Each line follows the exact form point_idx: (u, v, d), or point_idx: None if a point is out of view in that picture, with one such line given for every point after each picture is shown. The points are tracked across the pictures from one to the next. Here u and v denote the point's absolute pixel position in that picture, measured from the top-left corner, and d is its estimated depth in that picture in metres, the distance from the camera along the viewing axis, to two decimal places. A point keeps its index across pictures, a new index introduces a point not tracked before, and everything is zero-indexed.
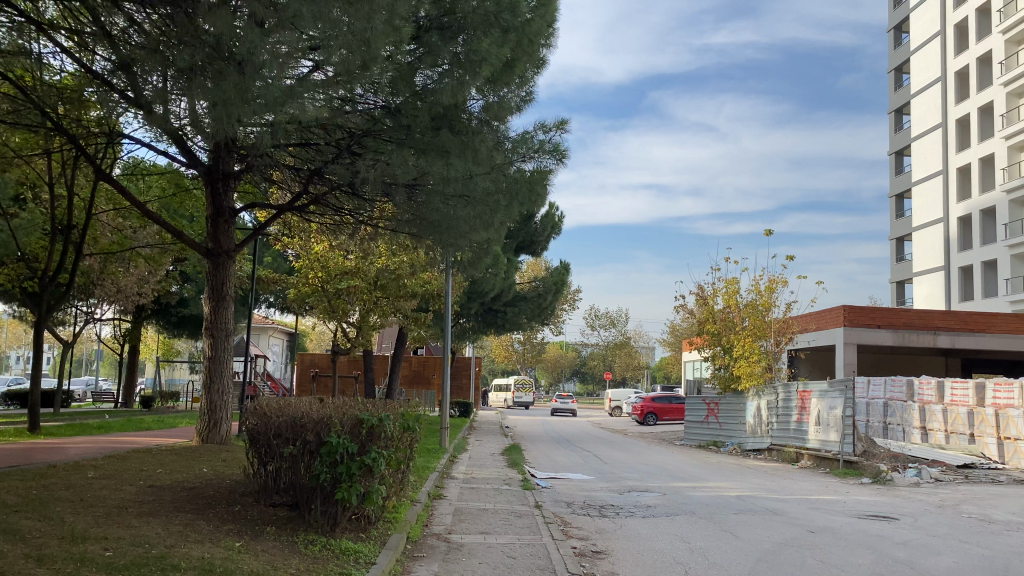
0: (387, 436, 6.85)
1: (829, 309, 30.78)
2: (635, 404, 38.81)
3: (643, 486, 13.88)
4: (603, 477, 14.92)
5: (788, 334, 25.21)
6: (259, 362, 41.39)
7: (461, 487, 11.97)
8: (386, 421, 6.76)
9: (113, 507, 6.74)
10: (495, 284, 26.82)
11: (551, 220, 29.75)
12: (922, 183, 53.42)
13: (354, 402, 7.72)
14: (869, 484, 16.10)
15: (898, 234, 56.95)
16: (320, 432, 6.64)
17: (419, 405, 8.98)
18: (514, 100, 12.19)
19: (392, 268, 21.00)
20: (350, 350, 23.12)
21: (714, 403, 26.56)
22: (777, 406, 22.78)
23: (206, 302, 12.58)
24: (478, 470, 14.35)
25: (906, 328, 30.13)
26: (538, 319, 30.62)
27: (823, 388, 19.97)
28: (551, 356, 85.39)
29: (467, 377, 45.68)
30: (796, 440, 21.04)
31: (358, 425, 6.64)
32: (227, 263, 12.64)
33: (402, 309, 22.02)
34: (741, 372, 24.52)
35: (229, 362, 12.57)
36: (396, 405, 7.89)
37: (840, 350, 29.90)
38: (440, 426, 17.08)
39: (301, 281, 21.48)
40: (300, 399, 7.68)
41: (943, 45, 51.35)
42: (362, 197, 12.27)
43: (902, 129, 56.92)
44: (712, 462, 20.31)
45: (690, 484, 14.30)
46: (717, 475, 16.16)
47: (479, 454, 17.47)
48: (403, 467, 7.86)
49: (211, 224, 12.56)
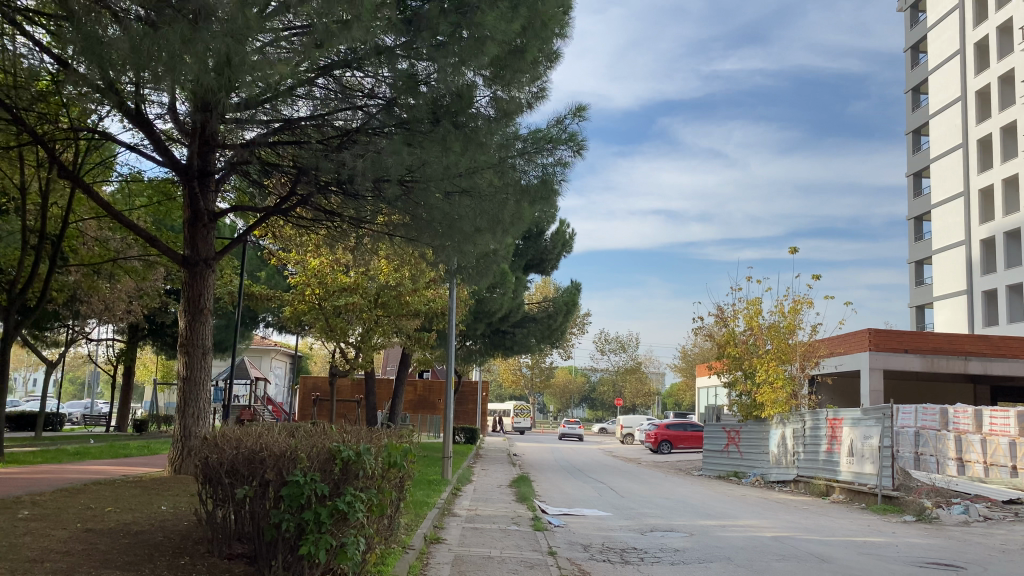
0: (368, 474, 5.52)
1: (854, 333, 29.31)
2: (649, 431, 37.33)
3: (667, 525, 12.50)
4: (622, 514, 13.52)
5: (815, 358, 23.67)
6: (259, 385, 40.18)
7: (463, 527, 10.59)
8: (366, 455, 5.44)
9: (25, 562, 5.43)
10: (504, 304, 25.53)
11: (563, 237, 28.50)
12: (943, 206, 52.00)
13: (330, 433, 6.36)
14: (914, 522, 14.67)
15: (918, 257, 55.47)
16: (282, 470, 5.32)
17: (410, 435, 7.59)
18: (524, 95, 10.78)
19: (393, 283, 19.73)
20: (348, 372, 21.84)
21: (735, 431, 25.13)
22: (804, 435, 21.33)
23: (182, 316, 11.28)
24: (484, 507, 12.96)
25: (935, 352, 28.63)
26: (548, 341, 29.39)
27: (856, 416, 18.56)
28: (560, 381, 83.83)
29: (474, 402, 44.32)
30: (827, 472, 19.56)
31: (331, 461, 5.33)
32: (205, 273, 11.36)
33: (405, 329, 20.73)
34: (764, 398, 23.03)
35: (206, 383, 11.24)
36: (381, 436, 6.50)
37: (866, 375, 28.41)
38: (442, 456, 15.70)
39: (297, 298, 20.36)
40: (265, 429, 6.34)
41: (963, 64, 50.11)
42: (354, 198, 10.94)
43: (921, 150, 55.60)
44: (736, 496, 18.85)
45: (719, 522, 12.91)
46: (746, 511, 14.74)
47: (486, 486, 16.06)
48: (389, 510, 6.47)
49: (188, 229, 11.30)
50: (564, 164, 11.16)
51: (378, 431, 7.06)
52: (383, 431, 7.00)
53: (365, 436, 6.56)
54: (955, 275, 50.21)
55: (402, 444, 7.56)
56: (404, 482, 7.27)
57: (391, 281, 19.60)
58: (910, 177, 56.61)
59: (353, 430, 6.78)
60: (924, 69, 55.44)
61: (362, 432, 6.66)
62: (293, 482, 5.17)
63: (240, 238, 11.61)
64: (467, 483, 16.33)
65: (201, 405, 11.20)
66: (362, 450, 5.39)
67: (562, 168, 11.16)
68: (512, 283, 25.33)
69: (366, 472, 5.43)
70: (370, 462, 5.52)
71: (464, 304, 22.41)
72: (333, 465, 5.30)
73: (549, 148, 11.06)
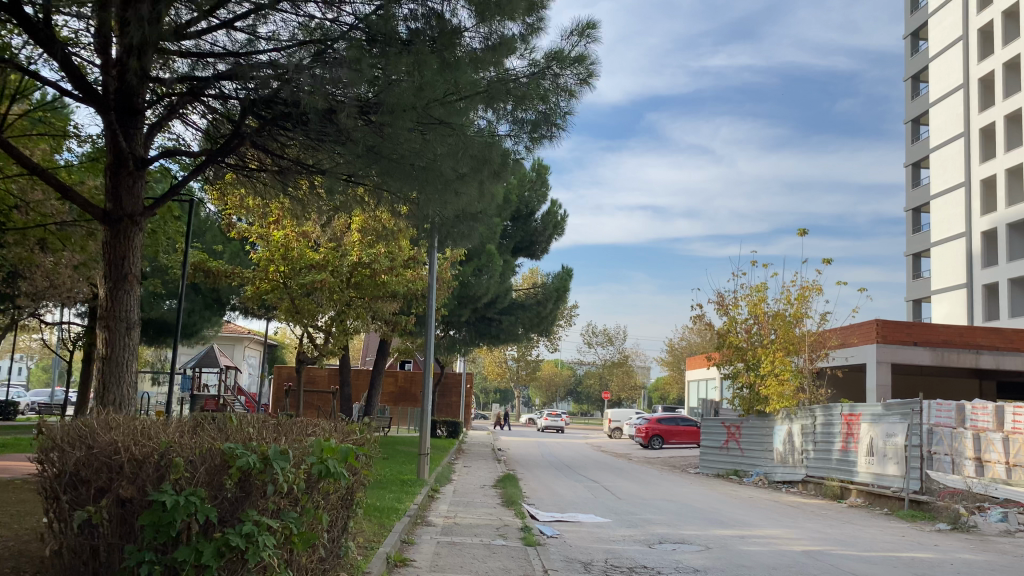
0: (279, 495, 4.26)
1: (860, 324, 27.67)
2: (640, 426, 35.60)
3: (677, 535, 10.74)
4: (623, 522, 11.73)
5: (824, 350, 21.68)
6: (231, 373, 38.24)
7: (438, 542, 8.72)
8: (280, 465, 4.12)
9: None
10: (490, 288, 23.53)
11: (553, 220, 26.61)
12: (942, 197, 50.57)
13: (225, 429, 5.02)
14: (950, 532, 12.93)
15: (914, 250, 54.07)
16: (145, 486, 4.12)
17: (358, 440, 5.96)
18: (520, 24, 8.73)
19: (367, 260, 17.91)
20: (316, 359, 19.99)
21: (736, 427, 23.44)
22: (814, 432, 19.65)
23: (101, 281, 9.38)
24: (464, 513, 11.13)
25: (945, 345, 26.99)
26: (536, 331, 27.56)
27: (876, 411, 16.87)
28: (546, 375, 82.09)
29: (457, 394, 42.42)
30: (841, 473, 17.90)
31: (226, 473, 4.09)
32: (130, 231, 9.44)
33: (381, 313, 18.90)
34: (770, 391, 21.37)
35: (130, 361, 9.35)
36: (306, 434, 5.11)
37: (873, 369, 26.77)
38: (418, 453, 13.89)
39: (260, 276, 18.38)
40: (138, 425, 5.03)
41: (966, 50, 48.54)
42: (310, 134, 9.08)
43: (919, 140, 54.08)
44: (742, 498, 17.13)
45: (737, 533, 11.16)
46: (762, 518, 13.00)
47: (468, 487, 14.26)
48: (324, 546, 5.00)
49: (110, 176, 9.41)
50: (569, 98, 9.21)
51: (321, 430, 5.62)
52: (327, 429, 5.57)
53: (299, 433, 5.15)
54: (954, 268, 48.80)
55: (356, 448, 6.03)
56: (349, 492, 5.67)
57: (364, 257, 17.83)
58: (909, 167, 55.09)
59: (282, 428, 5.37)
60: (924, 57, 53.83)
61: (293, 429, 5.28)
62: (158, 503, 3.97)
63: (173, 190, 9.75)
64: (445, 483, 14.50)
65: (128, 378, 9.36)
66: (272, 455, 4.10)
67: (565, 99, 9.19)
68: (497, 266, 23.59)
69: (283, 488, 4.16)
70: (292, 471, 4.23)
71: (448, 287, 20.47)
72: (225, 478, 4.06)
73: (549, 74, 9.08)
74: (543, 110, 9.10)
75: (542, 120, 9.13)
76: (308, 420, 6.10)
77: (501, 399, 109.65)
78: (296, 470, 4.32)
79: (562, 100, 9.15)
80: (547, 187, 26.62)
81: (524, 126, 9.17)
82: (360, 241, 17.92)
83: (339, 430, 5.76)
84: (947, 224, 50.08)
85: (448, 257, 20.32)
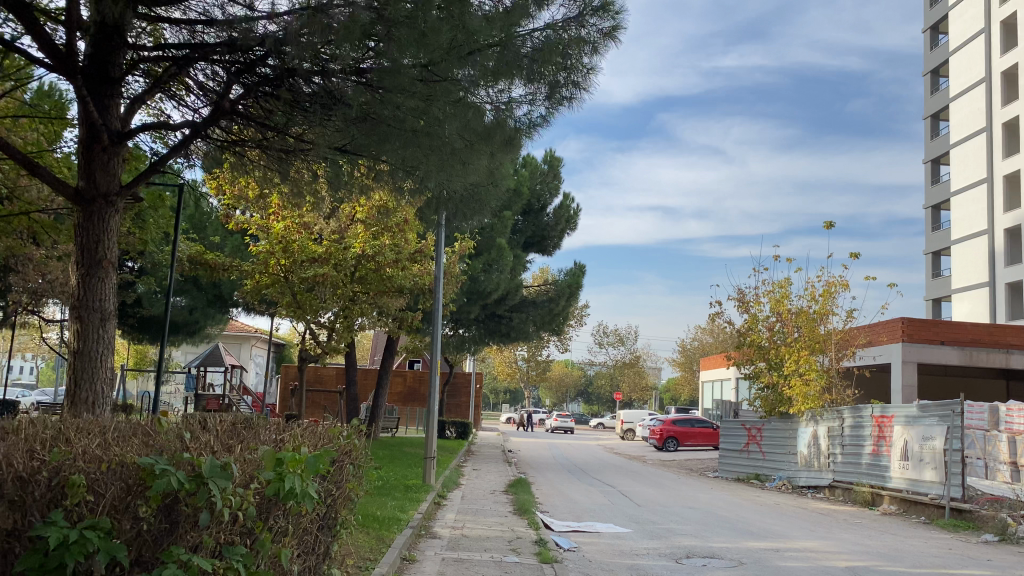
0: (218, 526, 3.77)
1: (885, 322, 26.64)
2: (655, 428, 34.61)
3: (705, 548, 9.83)
4: (645, 533, 10.83)
5: (850, 349, 20.70)
6: (237, 373, 37.48)
7: (442, 559, 7.81)
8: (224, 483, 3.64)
9: None
10: (501, 283, 22.58)
11: (566, 214, 25.65)
12: (964, 193, 49.40)
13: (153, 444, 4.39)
14: (997, 543, 11.97)
15: (934, 248, 52.87)
16: (44, 508, 3.52)
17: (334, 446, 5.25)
18: None
19: (371, 254, 16.96)
20: (319, 357, 19.13)
21: (757, 429, 22.52)
22: (841, 434, 18.69)
23: (73, 268, 8.52)
24: (472, 523, 10.23)
25: (974, 345, 25.93)
26: (548, 329, 26.76)
27: (910, 414, 15.90)
28: (556, 375, 81.18)
29: (467, 394, 41.49)
30: (870, 478, 16.98)
31: (143, 498, 3.59)
32: (106, 213, 8.58)
33: (387, 309, 18.11)
34: (795, 392, 20.32)
35: (105, 356, 8.48)
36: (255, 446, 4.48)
37: (898, 369, 25.74)
38: (423, 457, 12.96)
39: (259, 270, 17.39)
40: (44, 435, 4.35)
41: (988, 43, 47.34)
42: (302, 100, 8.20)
43: (939, 136, 52.89)
44: (768, 504, 16.19)
45: (769, 546, 10.24)
46: (793, 528, 12.06)
47: (477, 492, 13.37)
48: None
49: (83, 152, 8.54)
50: (592, 52, 8.17)
51: (297, 438, 5.07)
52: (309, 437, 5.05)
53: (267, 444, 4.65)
54: (976, 266, 47.62)
55: (344, 461, 5.38)
56: (323, 512, 4.96)
57: (368, 250, 16.88)
58: (928, 164, 53.88)
59: (251, 437, 4.84)
60: (945, 50, 52.60)
61: (264, 439, 4.77)
62: (41, 542, 3.40)
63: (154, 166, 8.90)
64: (453, 488, 13.62)
65: (109, 365, 8.58)
66: (207, 472, 3.59)
67: (590, 56, 8.18)
68: (508, 261, 22.68)
69: (222, 515, 3.65)
70: (237, 492, 3.73)
71: (457, 283, 19.54)
72: (144, 505, 3.57)
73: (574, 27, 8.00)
74: (563, 68, 8.10)
75: (562, 80, 8.18)
76: (290, 426, 5.56)
77: (511, 399, 108.81)
78: (244, 491, 3.83)
79: (584, 54, 8.10)
80: (559, 180, 25.73)
81: (541, 88, 8.24)
82: (364, 233, 16.97)
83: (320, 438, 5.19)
84: (968, 221, 48.90)
85: (456, 251, 19.46)
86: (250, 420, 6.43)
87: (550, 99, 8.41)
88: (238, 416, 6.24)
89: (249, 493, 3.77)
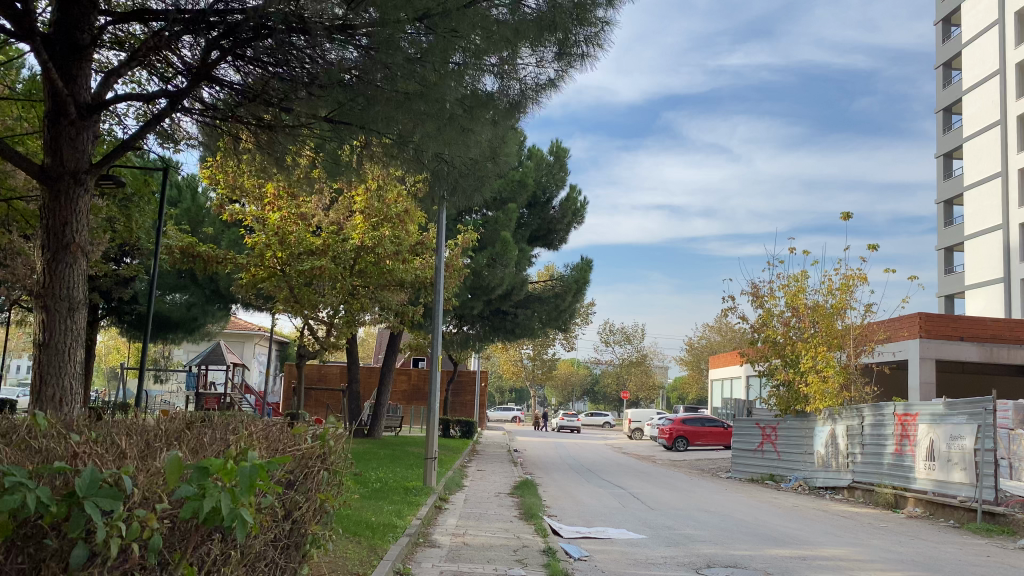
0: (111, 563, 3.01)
1: (902, 318, 25.82)
2: (664, 427, 33.81)
3: (727, 557, 9.08)
4: (661, 540, 10.10)
5: (869, 345, 19.91)
6: (238, 371, 36.84)
7: (442, 571, 7.09)
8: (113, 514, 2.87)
9: None
10: (506, 279, 21.83)
11: (573, 206, 24.83)
12: (977, 187, 48.51)
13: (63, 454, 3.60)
14: None
15: (946, 244, 51.98)
16: None
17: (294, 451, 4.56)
18: None
19: (370, 245, 16.22)
20: (317, 354, 18.42)
21: (772, 428, 21.80)
22: (861, 433, 17.93)
23: (38, 252, 7.82)
24: (474, 530, 9.50)
25: (994, 341, 25.09)
26: (554, 326, 25.99)
27: (936, 411, 15.11)
28: (562, 374, 80.44)
29: (471, 393, 40.75)
30: (892, 479, 16.24)
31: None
32: (76, 191, 7.88)
33: (387, 304, 17.44)
34: (812, 390, 19.50)
35: (73, 347, 7.78)
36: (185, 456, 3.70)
37: (916, 366, 24.94)
38: (424, 457, 12.23)
39: (254, 263, 16.63)
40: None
41: (1002, 35, 46.41)
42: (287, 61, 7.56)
43: (952, 130, 51.99)
44: (786, 507, 15.44)
45: (795, 554, 9.49)
46: (818, 534, 11.31)
47: (481, 495, 12.64)
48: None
49: (48, 125, 7.84)
50: (605, 5, 7.49)
51: (248, 441, 4.39)
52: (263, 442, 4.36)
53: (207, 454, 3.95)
54: (990, 262, 46.72)
55: (308, 474, 4.73)
56: (275, 526, 4.14)
57: (368, 240, 16.14)
58: (940, 158, 52.97)
59: (190, 446, 4.18)
60: (957, 42, 51.67)
61: (205, 448, 4.09)
62: None
63: (127, 143, 8.21)
64: (455, 490, 12.89)
65: (78, 362, 7.88)
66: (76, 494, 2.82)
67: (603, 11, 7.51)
68: (513, 256, 21.63)
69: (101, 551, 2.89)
70: (133, 516, 2.96)
71: (460, 278, 18.76)
72: None
73: None
74: (574, 24, 7.45)
75: (572, 37, 7.54)
76: (251, 429, 4.90)
77: (517, 399, 108.10)
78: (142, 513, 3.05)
79: (596, 6, 7.43)
80: (566, 172, 24.94)
81: (549, 46, 7.62)
82: (362, 224, 16.26)
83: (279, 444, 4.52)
84: (982, 216, 48.00)
85: (459, 244, 18.69)
86: (217, 422, 5.75)
87: (560, 57, 7.79)
88: (206, 423, 5.54)
89: (150, 517, 2.99)
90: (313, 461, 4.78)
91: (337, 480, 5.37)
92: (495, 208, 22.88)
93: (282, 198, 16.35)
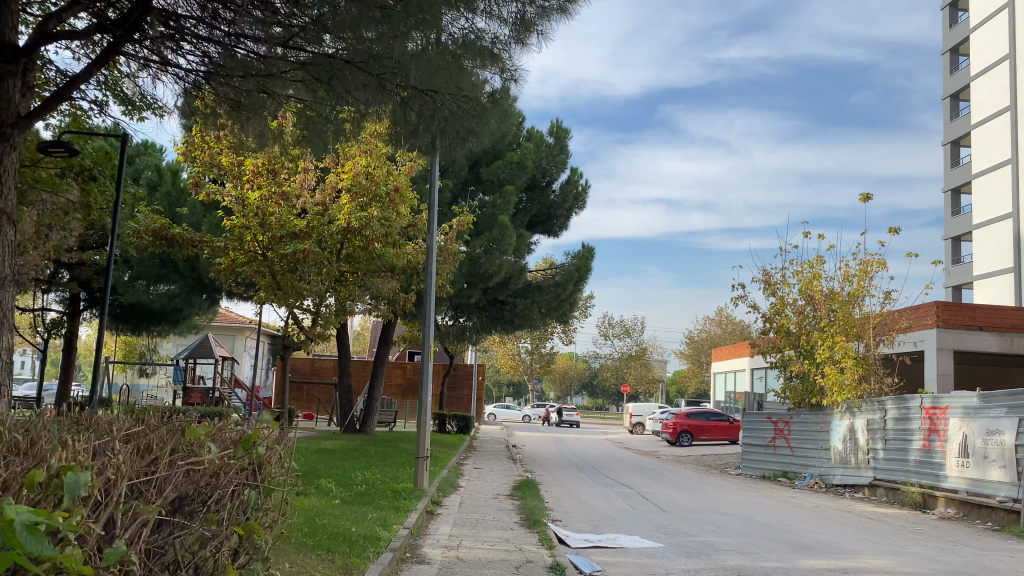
0: None
1: (917, 307, 24.68)
2: (667, 422, 32.72)
3: (760, 570, 7.98)
4: (681, 549, 8.95)
5: (890, 334, 18.76)
6: (227, 365, 35.73)
7: None
8: None
9: None
10: (504, 267, 20.68)
11: (574, 190, 23.67)
12: (986, 175, 47.39)
13: None
14: None
15: (953, 233, 50.85)
16: None
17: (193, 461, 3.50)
18: None
19: (357, 227, 14.99)
20: (302, 344, 17.24)
21: (784, 422, 20.70)
22: (884, 428, 16.85)
23: None
24: (470, 540, 8.34)
25: (1015, 331, 23.96)
26: (554, 316, 24.93)
27: (971, 404, 13.99)
28: (560, 368, 79.37)
29: (469, 387, 39.64)
30: (919, 477, 15.20)
31: None
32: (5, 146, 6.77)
33: (378, 292, 16.32)
34: (829, 383, 18.28)
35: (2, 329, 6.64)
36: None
37: (932, 357, 23.83)
38: (417, 456, 11.03)
39: (232, 246, 15.39)
40: None
41: (1012, 18, 45.20)
42: None
43: (959, 117, 50.82)
44: (808, 508, 14.32)
45: (835, 565, 8.37)
46: (853, 541, 10.20)
47: (478, 497, 11.49)
48: None
49: None
50: None
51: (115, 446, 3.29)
52: (127, 453, 3.24)
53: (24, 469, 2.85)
54: (999, 252, 45.60)
55: (216, 491, 3.72)
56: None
57: (353, 222, 14.90)
58: (946, 146, 51.78)
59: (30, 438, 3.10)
60: (965, 27, 50.46)
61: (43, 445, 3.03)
62: None
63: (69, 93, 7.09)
64: (450, 492, 11.75)
65: (1, 341, 6.68)
66: None
67: None
68: (512, 240, 20.45)
69: None
70: None
71: (456, 263, 17.57)
72: None
73: None
74: None
75: None
76: (139, 426, 3.81)
77: (515, 394, 107.10)
78: None
79: None
80: (566, 155, 23.64)
81: None
82: (349, 203, 15.02)
83: (154, 447, 3.42)
84: (991, 204, 46.86)
85: (454, 226, 17.54)
86: (134, 415, 4.62)
87: None
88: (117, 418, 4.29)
89: None
90: (213, 478, 3.68)
91: (263, 498, 4.21)
92: (492, 192, 21.59)
93: (263, 176, 15.16)
